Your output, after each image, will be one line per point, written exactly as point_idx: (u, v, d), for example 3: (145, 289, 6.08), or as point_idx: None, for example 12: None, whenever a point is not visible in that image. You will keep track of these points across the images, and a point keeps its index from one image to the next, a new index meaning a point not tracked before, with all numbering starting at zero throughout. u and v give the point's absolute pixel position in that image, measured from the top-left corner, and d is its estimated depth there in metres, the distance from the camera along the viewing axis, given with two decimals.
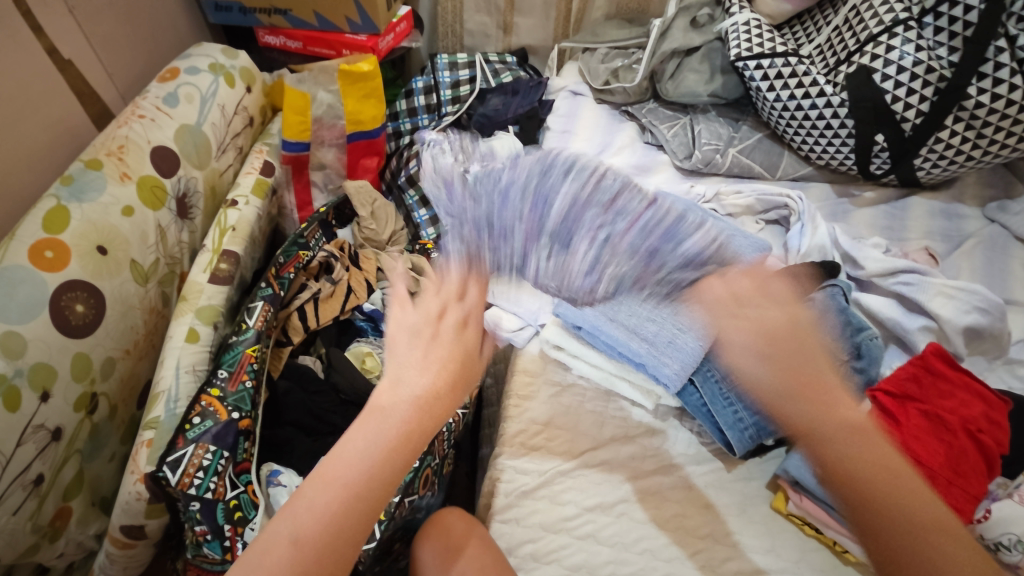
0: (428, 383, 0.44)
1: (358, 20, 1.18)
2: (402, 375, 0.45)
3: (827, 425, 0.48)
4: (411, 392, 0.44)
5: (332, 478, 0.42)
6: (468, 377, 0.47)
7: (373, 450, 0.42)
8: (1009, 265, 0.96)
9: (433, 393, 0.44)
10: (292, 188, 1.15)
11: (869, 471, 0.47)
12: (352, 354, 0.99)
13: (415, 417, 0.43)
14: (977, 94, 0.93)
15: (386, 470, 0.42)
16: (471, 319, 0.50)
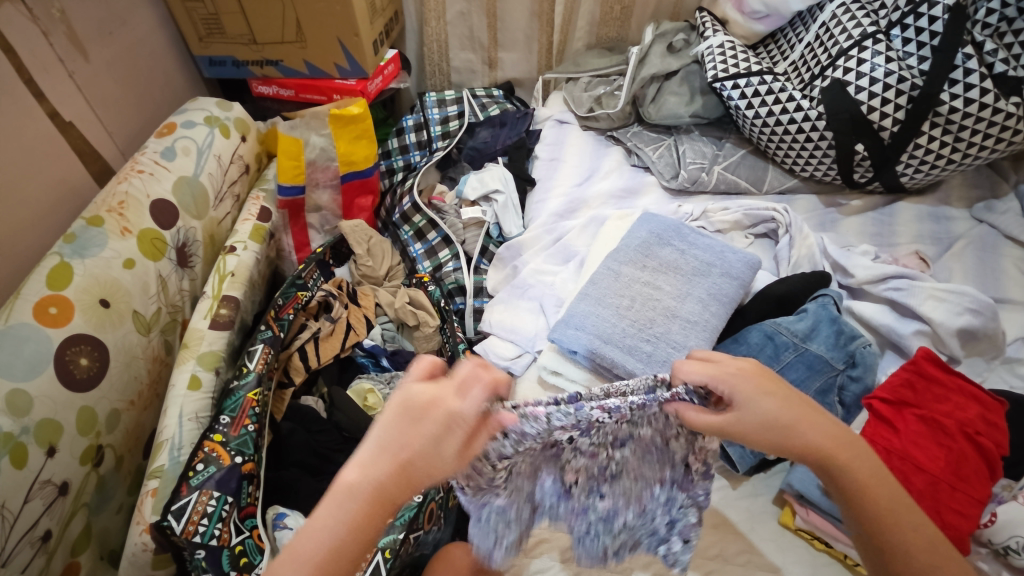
0: (385, 477, 0.47)
1: (346, 65, 1.23)
2: (366, 459, 0.47)
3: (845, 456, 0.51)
4: (364, 480, 0.46)
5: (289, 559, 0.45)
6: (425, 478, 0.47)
7: (320, 533, 0.46)
8: (1001, 263, 0.97)
9: (383, 484, 0.46)
10: (289, 231, 1.18)
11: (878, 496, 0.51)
12: (353, 393, 1.00)
13: (369, 510, 0.46)
14: (950, 100, 0.95)
15: (339, 560, 0.45)
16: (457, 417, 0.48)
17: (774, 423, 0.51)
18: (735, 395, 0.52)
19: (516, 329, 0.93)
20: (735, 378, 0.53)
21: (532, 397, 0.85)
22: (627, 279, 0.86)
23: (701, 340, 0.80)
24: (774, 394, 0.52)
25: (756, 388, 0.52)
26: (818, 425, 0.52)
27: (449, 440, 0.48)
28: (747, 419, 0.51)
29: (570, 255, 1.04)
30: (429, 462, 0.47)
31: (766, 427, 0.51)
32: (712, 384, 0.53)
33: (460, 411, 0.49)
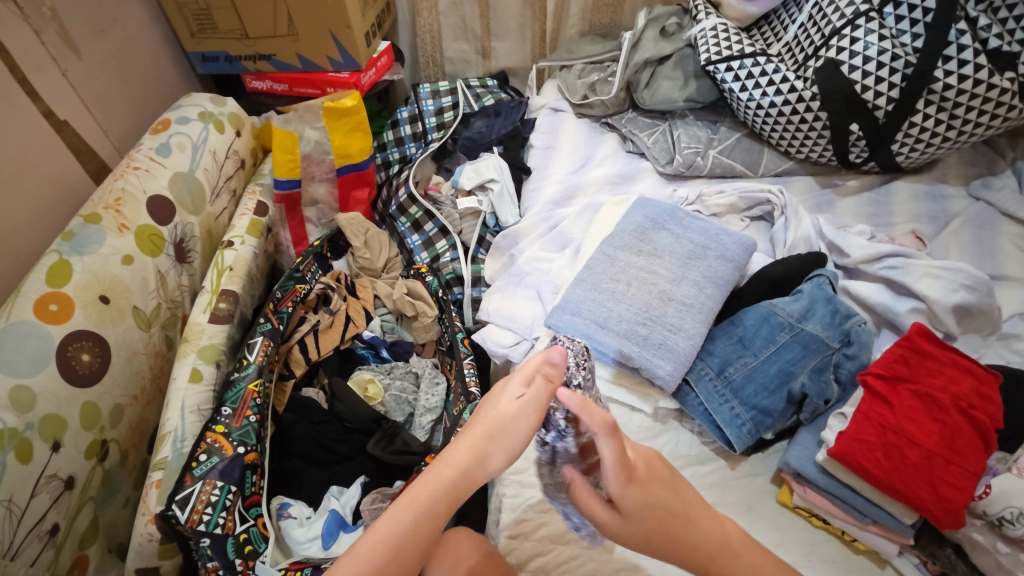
0: (462, 447, 0.53)
1: (339, 58, 1.22)
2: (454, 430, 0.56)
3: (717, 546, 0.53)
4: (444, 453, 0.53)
5: (376, 531, 0.51)
6: (500, 432, 0.54)
7: (403, 503, 0.52)
8: (998, 240, 0.97)
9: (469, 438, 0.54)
10: (287, 225, 1.19)
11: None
12: (354, 383, 1.01)
13: (452, 476, 0.52)
14: (944, 77, 0.95)
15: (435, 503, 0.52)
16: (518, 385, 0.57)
17: (650, 526, 0.51)
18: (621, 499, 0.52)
19: (513, 316, 0.94)
20: (624, 484, 0.52)
21: None
22: (623, 264, 0.86)
23: (697, 323, 0.80)
24: (655, 501, 0.52)
25: (640, 492, 0.52)
26: (699, 528, 0.52)
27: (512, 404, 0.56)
28: (629, 524, 0.52)
29: (566, 242, 1.04)
30: (500, 419, 0.54)
31: (645, 533, 0.52)
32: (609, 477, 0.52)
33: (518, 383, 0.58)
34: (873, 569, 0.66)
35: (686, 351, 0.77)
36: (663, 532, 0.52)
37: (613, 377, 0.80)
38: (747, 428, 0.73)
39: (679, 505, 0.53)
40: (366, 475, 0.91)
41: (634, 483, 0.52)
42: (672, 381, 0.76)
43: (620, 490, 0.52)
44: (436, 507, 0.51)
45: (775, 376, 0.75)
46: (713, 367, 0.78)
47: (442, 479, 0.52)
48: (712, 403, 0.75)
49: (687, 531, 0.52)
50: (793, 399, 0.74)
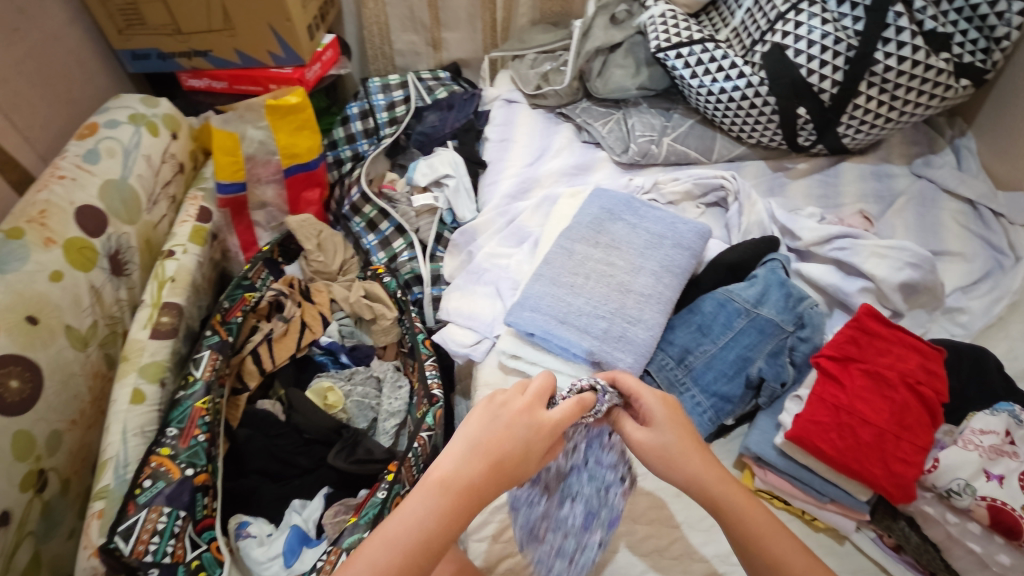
0: (473, 466, 0.51)
1: (281, 53, 1.17)
2: (465, 434, 0.53)
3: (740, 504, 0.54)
4: (457, 466, 0.51)
5: (384, 537, 0.48)
6: (516, 461, 0.52)
7: (413, 512, 0.48)
8: (940, 217, 1.01)
9: (476, 457, 0.51)
10: (234, 231, 1.14)
11: (757, 526, 0.53)
12: (312, 392, 0.97)
13: (466, 487, 0.50)
14: (884, 58, 0.97)
15: (444, 513, 0.49)
16: (537, 408, 0.56)
17: (673, 442, 0.57)
18: (653, 414, 0.60)
19: (473, 314, 0.92)
20: (658, 401, 0.60)
21: (493, 381, 0.84)
22: (581, 257, 0.85)
23: (656, 313, 0.79)
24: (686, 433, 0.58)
25: (667, 415, 0.59)
26: (701, 464, 0.57)
27: (534, 433, 0.54)
28: (655, 435, 0.58)
29: (524, 236, 1.02)
30: (522, 454, 0.53)
31: (659, 445, 0.58)
32: (641, 397, 0.61)
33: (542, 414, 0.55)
34: (833, 546, 0.67)
35: (646, 342, 0.77)
36: (678, 454, 0.56)
37: (583, 375, 0.79)
38: (708, 416, 0.74)
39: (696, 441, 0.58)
40: (328, 487, 0.88)
41: (661, 405, 0.60)
42: (633, 374, 0.76)
43: (653, 402, 0.60)
44: (445, 515, 0.49)
45: (733, 362, 0.76)
46: (674, 357, 0.78)
47: (454, 488, 0.50)
48: (674, 393, 0.76)
49: (690, 467, 0.56)
50: (751, 384, 0.75)
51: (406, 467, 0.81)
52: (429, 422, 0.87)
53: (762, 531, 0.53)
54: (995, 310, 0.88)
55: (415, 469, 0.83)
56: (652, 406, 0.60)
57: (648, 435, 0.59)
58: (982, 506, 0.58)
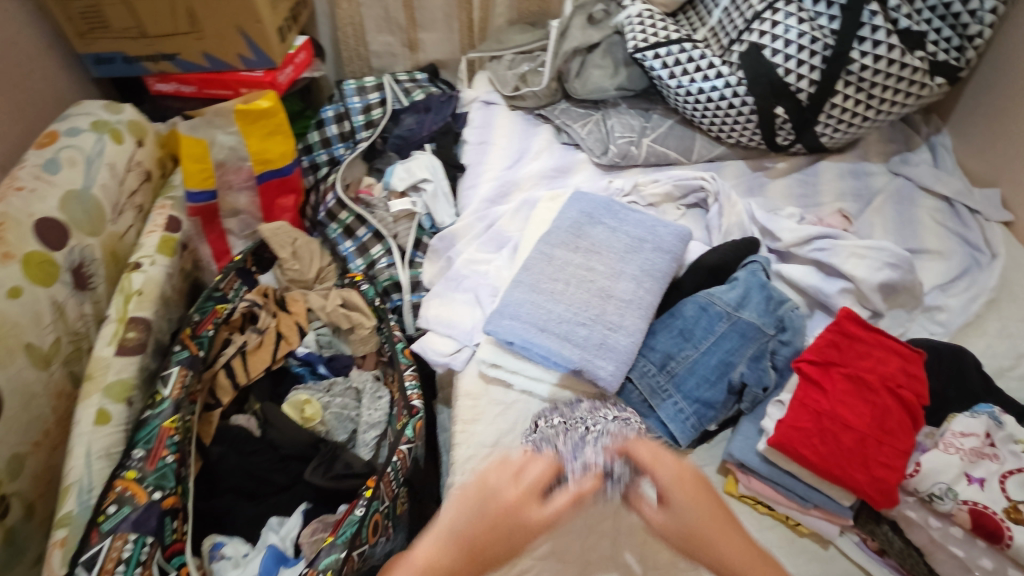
0: (452, 558, 0.51)
1: (251, 56, 1.13)
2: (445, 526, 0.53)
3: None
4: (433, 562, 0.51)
5: None
6: (493, 553, 0.52)
7: None
8: (917, 215, 1.01)
9: (451, 554, 0.51)
10: (206, 240, 1.11)
11: None
12: (289, 405, 0.94)
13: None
14: (860, 57, 0.97)
15: None
16: (524, 496, 0.54)
17: (683, 524, 0.53)
18: (669, 492, 0.54)
19: (453, 323, 0.90)
20: (671, 477, 0.55)
21: (474, 391, 0.83)
22: (560, 262, 0.84)
23: (638, 319, 0.78)
24: (703, 511, 0.53)
25: (683, 494, 0.54)
26: (728, 547, 0.52)
27: (517, 523, 0.52)
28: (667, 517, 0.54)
29: (504, 241, 1.01)
30: (502, 547, 0.52)
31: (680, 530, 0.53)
32: (655, 472, 0.56)
33: (526, 502, 0.53)
34: (817, 551, 0.67)
35: (628, 349, 0.76)
36: (693, 536, 0.52)
37: (562, 383, 0.79)
38: (691, 422, 0.73)
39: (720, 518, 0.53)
40: (307, 502, 0.86)
41: (678, 483, 0.54)
42: (615, 382, 0.75)
43: (668, 480, 0.55)
44: None
45: (715, 367, 0.75)
46: (656, 362, 0.77)
47: None
48: (656, 400, 0.75)
49: (717, 554, 0.51)
50: (734, 389, 0.74)
51: (385, 483, 0.79)
52: (409, 435, 0.85)
53: None
54: (972, 307, 0.89)
55: (395, 484, 0.81)
56: (664, 484, 0.55)
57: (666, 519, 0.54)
58: (964, 510, 0.58)
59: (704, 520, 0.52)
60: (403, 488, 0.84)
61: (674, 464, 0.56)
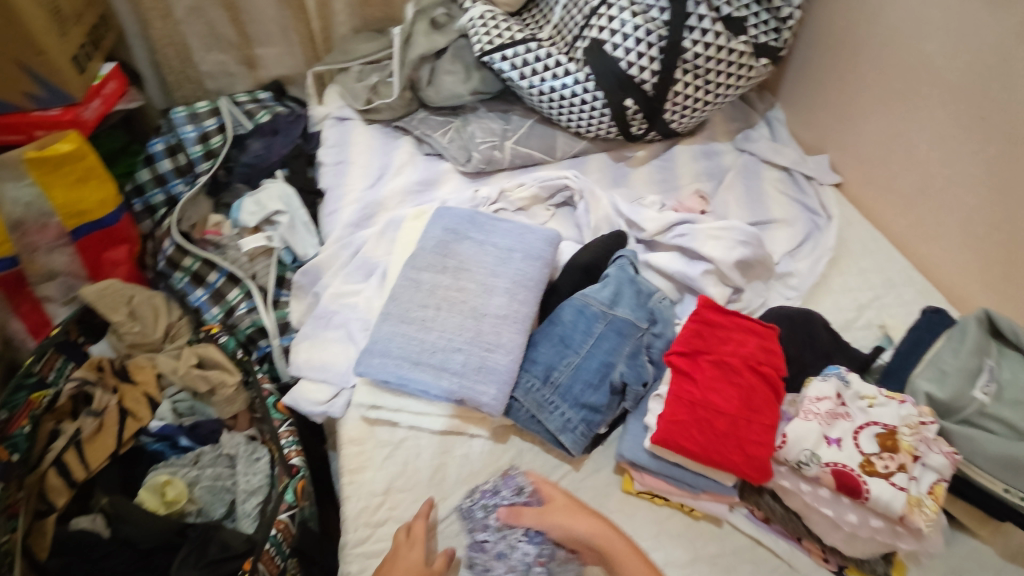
0: None
1: (41, 92, 0.96)
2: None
3: (605, 540, 0.64)
4: None
5: None
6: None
7: None
8: (763, 187, 1.09)
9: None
10: (16, 313, 0.95)
11: (605, 546, 0.63)
12: (147, 489, 0.81)
13: None
14: (692, 46, 1.01)
15: None
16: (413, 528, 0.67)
17: (559, 514, 0.66)
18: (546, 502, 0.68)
19: (326, 365, 0.83)
20: (548, 488, 0.69)
21: (358, 436, 0.76)
22: (429, 286, 0.79)
23: (515, 334, 0.76)
24: (561, 511, 0.67)
25: (549, 490, 0.69)
26: (582, 523, 0.65)
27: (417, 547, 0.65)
28: (549, 519, 0.66)
29: (372, 268, 0.94)
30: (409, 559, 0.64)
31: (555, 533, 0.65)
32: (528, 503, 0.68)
33: (416, 530, 0.66)
34: (713, 530, 0.69)
35: (508, 367, 0.73)
36: (557, 525, 0.65)
37: (450, 413, 0.75)
38: (580, 431, 0.72)
39: (609, 529, 0.65)
40: None
41: (545, 490, 0.69)
42: (499, 404, 0.72)
43: (545, 488, 0.69)
44: None
45: (596, 371, 0.74)
46: (539, 375, 0.75)
47: None
48: (544, 414, 0.73)
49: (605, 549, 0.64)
50: (616, 390, 0.74)
51: (264, 561, 0.71)
52: (290, 499, 0.78)
53: (615, 549, 0.63)
54: (819, 268, 0.97)
55: (279, 559, 0.74)
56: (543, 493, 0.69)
57: (544, 511, 0.66)
58: (828, 472, 0.62)
59: (564, 514, 0.66)
60: (295, 555, 0.78)
61: (545, 484, 0.70)
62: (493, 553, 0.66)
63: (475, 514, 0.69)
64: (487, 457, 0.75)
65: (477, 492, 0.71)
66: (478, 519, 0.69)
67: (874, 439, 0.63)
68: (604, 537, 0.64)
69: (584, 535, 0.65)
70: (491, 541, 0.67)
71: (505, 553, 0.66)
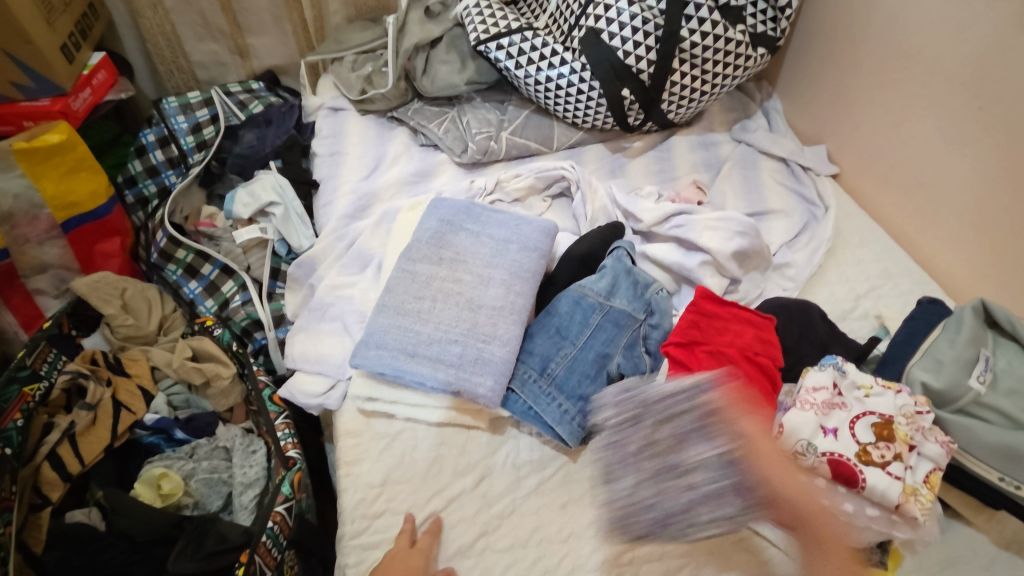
0: None
1: (29, 82, 0.95)
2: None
3: (801, 501, 0.60)
4: None
5: None
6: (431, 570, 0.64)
7: None
8: (761, 177, 1.08)
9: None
10: (8, 305, 0.95)
11: (807, 505, 0.60)
12: (143, 482, 0.80)
13: None
14: (689, 35, 1.01)
15: None
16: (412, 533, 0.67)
17: (750, 463, 0.61)
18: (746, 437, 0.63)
19: (321, 358, 0.83)
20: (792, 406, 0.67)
21: (354, 428, 0.76)
22: (424, 278, 0.79)
23: (511, 325, 0.75)
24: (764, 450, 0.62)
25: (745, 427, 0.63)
26: (784, 480, 0.61)
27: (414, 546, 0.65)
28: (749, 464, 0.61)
29: (368, 260, 0.93)
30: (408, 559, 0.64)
31: (753, 477, 0.61)
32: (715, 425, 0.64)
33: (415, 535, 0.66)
34: None
35: (504, 358, 0.73)
36: (757, 465, 0.61)
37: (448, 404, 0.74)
38: (578, 422, 0.72)
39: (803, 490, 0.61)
40: None
41: (736, 425, 0.63)
42: (496, 396, 0.71)
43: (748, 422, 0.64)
44: None
45: (593, 361, 0.75)
46: (536, 367, 0.75)
47: None
48: (541, 405, 0.73)
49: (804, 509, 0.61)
50: (612, 380, 0.75)
51: (260, 551, 0.70)
52: (286, 491, 0.76)
53: (811, 509, 0.60)
54: (815, 259, 0.97)
55: (276, 549, 0.73)
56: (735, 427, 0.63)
57: (751, 443, 0.62)
58: (824, 461, 0.62)
59: (760, 462, 0.62)
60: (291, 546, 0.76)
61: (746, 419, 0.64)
62: (677, 453, 0.64)
63: (663, 416, 0.67)
64: (484, 449, 0.74)
65: (667, 393, 0.68)
66: (658, 422, 0.67)
67: (871, 429, 0.63)
68: (797, 497, 0.60)
69: (780, 491, 0.60)
70: (673, 460, 0.64)
71: (685, 463, 0.63)
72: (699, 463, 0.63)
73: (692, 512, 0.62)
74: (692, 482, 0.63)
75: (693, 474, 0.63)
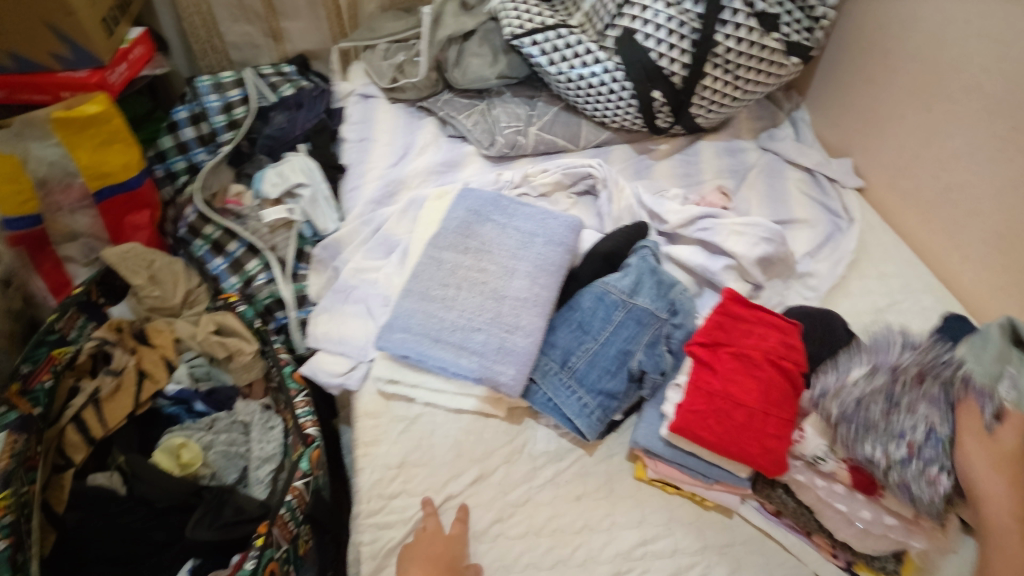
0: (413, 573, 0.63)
1: (69, 53, 0.97)
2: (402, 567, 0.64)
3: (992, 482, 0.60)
4: None
5: None
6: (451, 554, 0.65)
7: None
8: (787, 186, 1.08)
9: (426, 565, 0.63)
10: (38, 272, 0.96)
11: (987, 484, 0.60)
12: (162, 450, 0.82)
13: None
14: (724, 40, 1.00)
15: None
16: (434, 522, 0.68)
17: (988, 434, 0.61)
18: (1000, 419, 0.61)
19: (344, 339, 0.84)
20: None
21: (374, 410, 0.77)
22: (450, 266, 0.80)
23: (534, 317, 0.76)
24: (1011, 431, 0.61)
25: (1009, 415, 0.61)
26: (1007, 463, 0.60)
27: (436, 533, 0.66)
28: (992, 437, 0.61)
29: (393, 245, 0.94)
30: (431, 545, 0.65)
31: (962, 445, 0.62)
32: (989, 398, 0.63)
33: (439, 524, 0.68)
34: (723, 521, 0.71)
35: (527, 349, 0.74)
36: (987, 433, 0.61)
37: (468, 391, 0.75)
38: (596, 416, 0.72)
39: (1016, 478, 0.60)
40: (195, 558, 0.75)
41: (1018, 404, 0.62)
42: (518, 385, 0.72)
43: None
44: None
45: (615, 357, 0.75)
46: (557, 359, 0.76)
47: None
48: (561, 398, 0.74)
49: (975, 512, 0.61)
50: (633, 377, 0.75)
51: (278, 526, 0.72)
52: (305, 468, 0.78)
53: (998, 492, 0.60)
54: (838, 271, 0.97)
55: (292, 524, 0.74)
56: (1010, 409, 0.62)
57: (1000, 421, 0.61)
58: (843, 467, 0.66)
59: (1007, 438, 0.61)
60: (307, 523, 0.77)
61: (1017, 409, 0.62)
62: (901, 402, 0.65)
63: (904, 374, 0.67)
64: (501, 437, 0.75)
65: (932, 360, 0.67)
66: (902, 376, 0.67)
67: None
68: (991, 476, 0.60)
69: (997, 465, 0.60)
70: (902, 384, 0.66)
71: (905, 415, 0.64)
72: (925, 421, 0.63)
73: (891, 434, 0.64)
74: (903, 432, 0.63)
75: (915, 428, 0.63)
